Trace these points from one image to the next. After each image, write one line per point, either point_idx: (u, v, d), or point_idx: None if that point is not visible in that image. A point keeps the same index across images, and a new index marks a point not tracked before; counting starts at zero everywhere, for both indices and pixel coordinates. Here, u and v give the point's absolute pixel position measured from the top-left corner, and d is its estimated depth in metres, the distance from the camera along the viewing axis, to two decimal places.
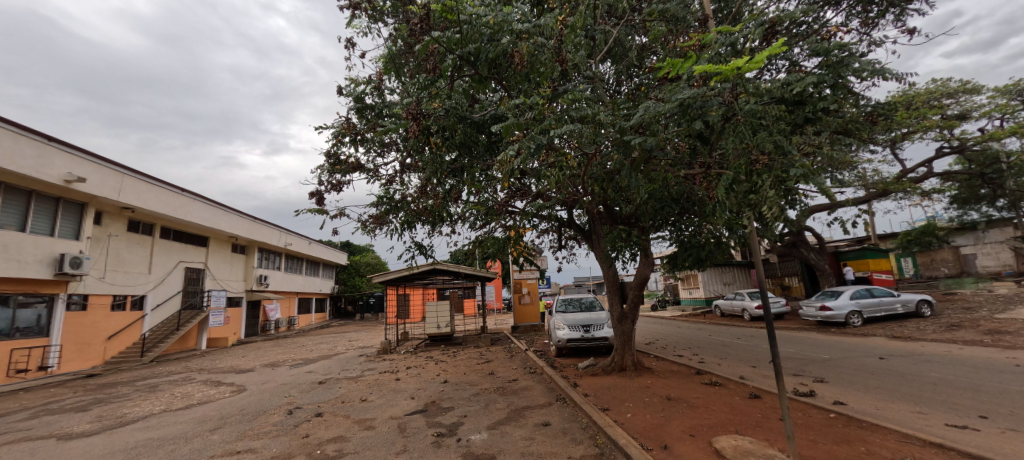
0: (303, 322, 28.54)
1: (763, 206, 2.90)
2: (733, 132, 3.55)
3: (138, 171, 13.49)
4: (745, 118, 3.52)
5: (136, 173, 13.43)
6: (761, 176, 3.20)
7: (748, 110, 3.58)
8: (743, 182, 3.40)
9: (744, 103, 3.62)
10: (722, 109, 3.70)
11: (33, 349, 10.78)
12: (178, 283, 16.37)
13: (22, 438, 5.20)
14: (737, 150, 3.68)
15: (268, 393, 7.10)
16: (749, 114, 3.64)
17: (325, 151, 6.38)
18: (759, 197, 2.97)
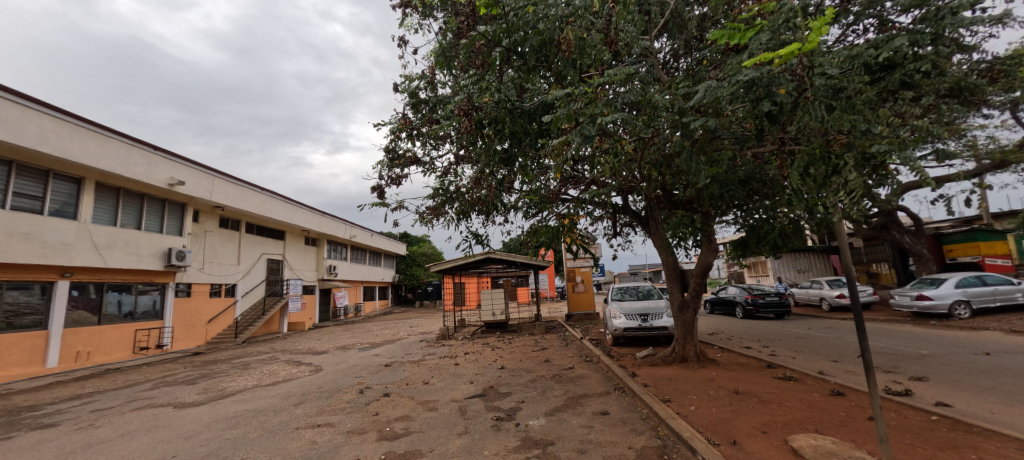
0: (369, 309, 30.67)
1: (844, 187, 2.64)
2: (806, 109, 3.24)
3: (224, 173, 15.01)
4: (820, 94, 3.22)
5: (224, 175, 14.99)
6: (837, 157, 2.91)
7: (823, 84, 3.25)
8: (818, 163, 3.14)
9: (818, 77, 3.30)
10: (793, 85, 3.40)
11: (151, 329, 12.60)
12: (262, 273, 18.23)
13: (148, 405, 6.10)
14: (813, 129, 3.36)
15: (342, 373, 7.70)
16: (824, 86, 3.32)
17: (385, 146, 6.61)
18: (836, 178, 2.71)
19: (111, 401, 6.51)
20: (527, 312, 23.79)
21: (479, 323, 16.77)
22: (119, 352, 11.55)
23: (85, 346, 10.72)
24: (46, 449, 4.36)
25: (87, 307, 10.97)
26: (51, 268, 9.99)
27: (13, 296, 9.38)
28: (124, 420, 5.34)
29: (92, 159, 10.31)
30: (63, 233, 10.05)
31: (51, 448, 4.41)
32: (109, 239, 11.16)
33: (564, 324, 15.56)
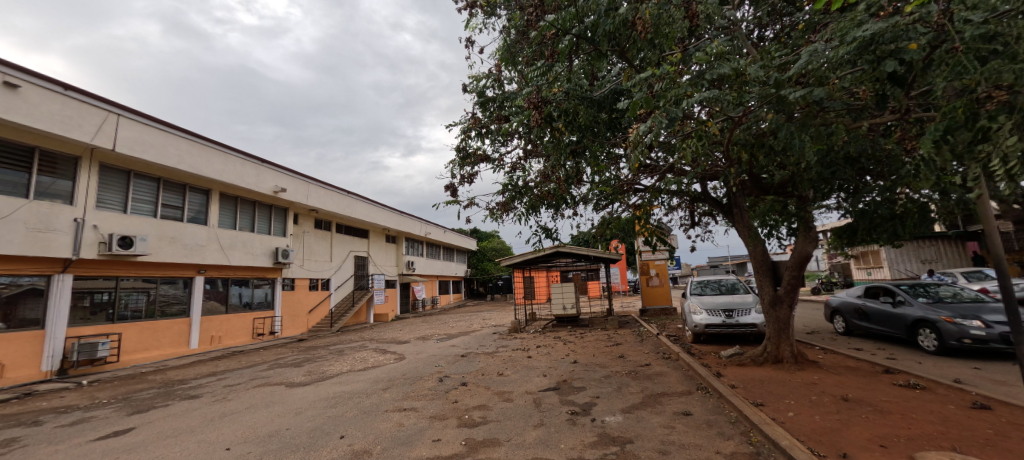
0: (444, 302, 32.29)
1: (999, 155, 2.17)
2: (946, 66, 2.71)
3: (317, 180, 16.74)
4: (966, 46, 2.69)
5: (317, 182, 16.71)
6: (990, 119, 2.41)
7: (971, 34, 2.70)
8: (963, 129, 2.63)
9: (961, 27, 2.75)
10: (927, 39, 2.87)
11: (265, 318, 14.54)
12: (351, 269, 20.08)
13: (265, 384, 7.03)
14: (954, 88, 2.82)
15: (423, 362, 8.18)
16: (970, 36, 2.76)
17: (455, 145, 6.83)
18: (992, 144, 2.24)
19: (238, 378, 7.62)
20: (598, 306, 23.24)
21: (549, 317, 16.78)
22: (241, 337, 13.52)
23: (217, 331, 12.72)
24: (193, 416, 5.23)
25: (217, 298, 12.93)
26: (189, 266, 11.91)
27: (165, 290, 11.39)
28: (248, 395, 6.21)
29: (215, 174, 12.13)
30: (198, 236, 11.96)
31: (196, 415, 5.27)
32: (231, 241, 13.04)
33: (638, 319, 14.95)
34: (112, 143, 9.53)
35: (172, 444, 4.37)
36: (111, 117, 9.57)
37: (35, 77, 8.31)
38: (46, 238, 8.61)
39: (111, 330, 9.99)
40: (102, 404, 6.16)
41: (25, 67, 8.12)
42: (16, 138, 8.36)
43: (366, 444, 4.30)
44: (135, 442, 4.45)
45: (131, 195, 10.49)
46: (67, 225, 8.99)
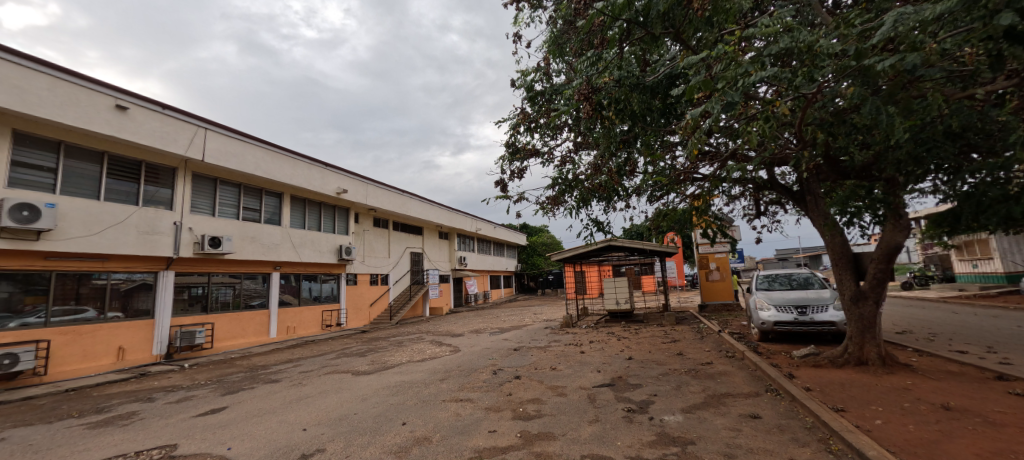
0: (496, 296, 32.88)
1: None
2: None
3: (375, 180, 17.64)
4: None
5: (375, 182, 17.64)
6: None
7: None
8: None
9: None
10: None
11: (332, 310, 15.68)
12: (407, 264, 21.05)
13: (335, 371, 7.59)
14: None
15: (477, 354, 8.38)
16: None
17: (505, 141, 6.88)
18: None
19: (311, 365, 8.30)
20: (652, 301, 22.44)
21: (602, 313, 16.47)
22: (312, 327, 14.68)
23: (292, 322, 13.96)
24: (274, 399, 5.77)
25: (291, 292, 14.13)
26: (266, 263, 13.12)
27: (247, 284, 12.64)
28: (320, 381, 6.73)
29: (286, 178, 13.22)
30: (274, 236, 13.13)
31: (277, 398, 5.82)
32: (301, 239, 14.16)
33: (697, 315, 14.22)
34: (201, 155, 10.72)
35: (258, 422, 4.85)
36: (200, 131, 10.74)
37: (139, 100, 9.55)
38: (153, 239, 9.90)
39: (205, 319, 11.29)
40: (201, 385, 7.00)
41: (131, 92, 9.36)
42: (127, 154, 9.66)
43: (425, 431, 4.49)
44: (229, 419, 5.00)
45: (218, 200, 11.75)
46: (168, 227, 10.27)
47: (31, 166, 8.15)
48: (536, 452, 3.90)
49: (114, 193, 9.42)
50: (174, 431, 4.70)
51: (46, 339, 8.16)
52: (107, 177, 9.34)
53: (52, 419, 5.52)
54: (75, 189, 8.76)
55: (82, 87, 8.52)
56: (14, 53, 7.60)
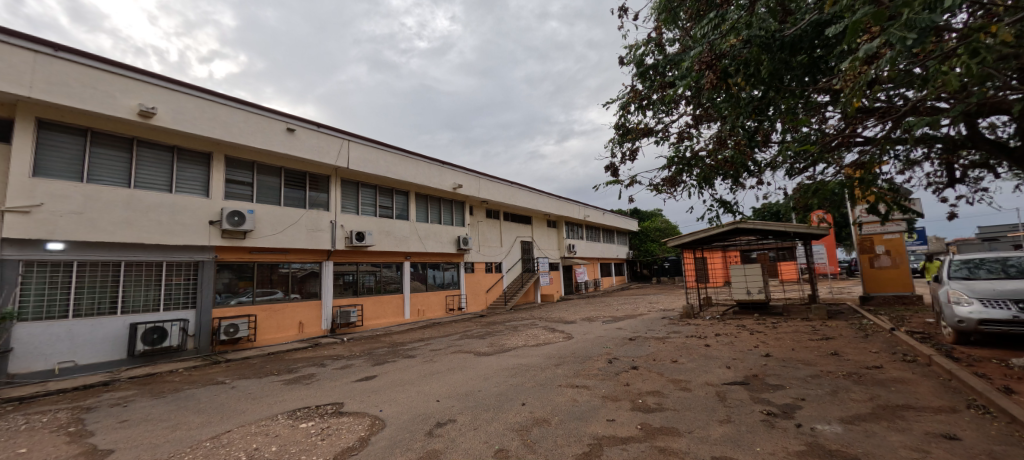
0: (606, 284, 32.23)
1: None
2: None
3: (485, 173, 18.61)
4: None
5: (485, 175, 18.61)
6: None
7: None
8: None
9: None
10: None
11: (454, 295, 17.23)
12: (518, 252, 21.93)
13: (460, 350, 8.35)
14: None
15: (590, 342, 8.33)
16: None
17: (614, 122, 6.60)
18: None
19: (440, 345, 9.26)
20: (795, 291, 19.33)
21: (731, 303, 14.86)
22: (438, 311, 16.35)
23: (422, 305, 15.75)
24: (412, 372, 6.59)
25: (420, 278, 15.91)
26: (398, 253, 14.97)
27: (386, 272, 14.61)
28: (447, 359, 7.46)
29: (411, 178, 14.80)
30: (404, 229, 14.90)
31: (414, 371, 6.63)
32: (425, 232, 15.81)
33: (858, 309, 11.88)
34: (345, 163, 12.65)
35: (400, 391, 5.59)
36: (344, 143, 12.68)
37: (301, 122, 11.68)
38: (317, 235, 12.09)
39: (357, 301, 13.45)
40: (356, 356, 8.37)
41: (296, 116, 11.51)
42: (296, 168, 11.95)
43: (544, 413, 4.63)
44: (377, 386, 5.88)
45: (360, 201, 13.76)
46: (326, 225, 12.41)
47: (237, 182, 10.65)
48: (659, 446, 3.71)
49: (289, 200, 11.76)
50: (340, 392, 5.70)
51: (253, 314, 10.67)
52: (284, 187, 11.68)
53: (260, 375, 7.20)
54: (264, 199, 11.17)
55: (265, 116, 10.77)
56: (224, 98, 10.04)
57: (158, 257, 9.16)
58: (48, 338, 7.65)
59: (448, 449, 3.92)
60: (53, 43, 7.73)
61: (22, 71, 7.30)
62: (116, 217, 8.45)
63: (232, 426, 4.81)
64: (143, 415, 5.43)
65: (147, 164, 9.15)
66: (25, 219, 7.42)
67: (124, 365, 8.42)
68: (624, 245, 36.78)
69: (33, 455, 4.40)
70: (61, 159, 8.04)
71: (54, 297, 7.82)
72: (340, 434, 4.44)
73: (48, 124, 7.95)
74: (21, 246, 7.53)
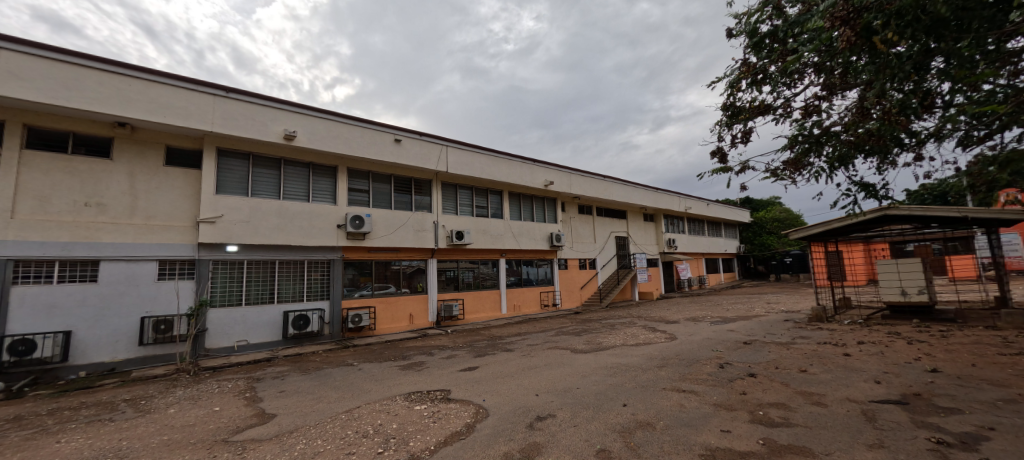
0: (713, 281, 29.55)
1: None
2: None
3: (575, 168, 18.38)
4: None
5: (575, 170, 18.39)
6: None
7: None
8: None
9: None
10: None
11: (548, 291, 17.44)
12: (613, 248, 21.31)
13: (556, 346, 8.42)
14: None
15: (697, 344, 7.73)
16: None
17: (722, 103, 5.99)
18: None
19: (536, 340, 9.46)
20: (975, 291, 15.38)
21: (878, 305, 12.43)
22: (532, 306, 16.73)
23: (518, 300, 16.26)
24: (511, 365, 6.85)
25: (515, 275, 16.42)
26: (494, 251, 15.65)
27: (483, 269, 15.37)
28: (545, 354, 7.57)
29: (504, 177, 15.31)
30: (499, 227, 15.51)
31: (513, 365, 6.88)
32: (519, 229, 16.25)
33: None
34: (444, 167, 13.59)
35: (501, 383, 5.84)
36: (443, 149, 13.64)
37: (406, 133, 12.88)
38: (422, 235, 13.24)
39: (458, 295, 14.41)
40: (459, 347, 8.96)
41: (402, 127, 12.72)
42: (403, 174, 13.22)
43: (647, 416, 4.41)
44: (481, 376, 6.23)
45: (458, 202, 14.70)
46: (430, 225, 13.51)
47: (357, 190, 12.16)
48: None
49: (398, 204, 13.06)
50: (447, 380, 6.17)
51: (373, 306, 12.12)
52: (394, 192, 13.00)
53: (380, 359, 8.14)
54: (378, 203, 12.58)
55: (377, 130, 12.12)
56: (345, 117, 11.56)
57: (302, 256, 10.93)
58: (230, 321, 9.67)
59: (549, 443, 3.97)
60: (224, 87, 9.71)
61: (205, 111, 9.31)
62: (271, 223, 10.29)
63: (360, 403, 5.53)
64: (295, 387, 6.55)
65: (291, 179, 10.98)
66: (212, 227, 9.47)
67: (279, 346, 10.26)
68: (732, 238, 33.15)
69: (224, 412, 5.61)
70: (234, 179, 10.06)
71: (232, 288, 9.84)
72: (449, 418, 4.80)
73: (224, 151, 10.01)
74: (211, 248, 9.61)
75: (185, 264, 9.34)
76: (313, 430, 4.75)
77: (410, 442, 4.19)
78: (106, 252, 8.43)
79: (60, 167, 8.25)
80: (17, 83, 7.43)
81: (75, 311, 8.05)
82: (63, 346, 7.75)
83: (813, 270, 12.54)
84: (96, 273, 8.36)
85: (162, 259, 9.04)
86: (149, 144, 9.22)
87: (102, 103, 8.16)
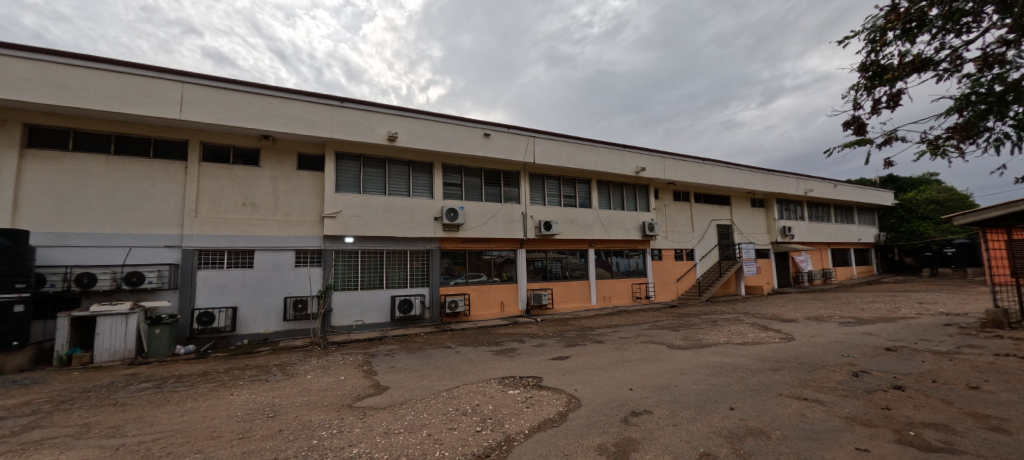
0: (841, 275, 25.41)
1: None
2: None
3: (669, 152, 17.17)
4: None
5: (668, 154, 17.18)
6: None
7: None
8: None
9: None
10: None
11: (640, 283, 16.73)
12: (714, 238, 19.56)
13: (650, 340, 8.08)
14: None
15: (821, 347, 6.76)
16: None
17: (860, 63, 5.07)
18: None
19: (629, 333, 9.16)
20: None
21: None
22: (624, 298, 16.21)
23: (608, 292, 15.90)
24: (603, 357, 6.74)
25: (604, 266, 16.04)
26: (583, 241, 15.46)
27: (571, 259, 15.29)
28: (638, 348, 7.31)
29: (591, 165, 14.96)
30: (587, 217, 15.26)
31: (605, 357, 6.76)
32: (608, 219, 15.79)
33: None
34: (531, 158, 13.76)
35: (593, 374, 5.80)
36: (529, 140, 13.80)
37: (494, 127, 13.29)
38: (511, 225, 13.62)
39: (547, 285, 14.57)
40: (549, 336, 9.09)
41: (490, 122, 13.15)
42: (492, 167, 13.71)
43: (760, 423, 4.00)
44: (572, 366, 6.25)
45: (546, 193, 14.80)
46: (518, 216, 13.83)
47: (450, 184, 12.96)
48: None
49: (488, 196, 13.61)
50: (539, 367, 6.32)
51: (467, 294, 12.89)
52: (484, 185, 13.57)
53: (474, 344, 8.65)
54: (470, 196, 13.26)
55: (467, 126, 12.72)
56: (438, 116, 12.34)
57: (405, 246, 12.04)
58: (349, 303, 11.10)
59: (646, 440, 3.83)
60: (339, 97, 11.02)
61: (326, 120, 10.69)
62: (379, 217, 11.49)
63: (459, 383, 5.96)
64: (403, 364, 7.31)
65: (394, 177, 12.10)
66: (334, 222, 10.92)
67: (388, 327, 11.48)
68: (868, 225, 27.88)
69: (348, 382, 6.50)
70: (349, 178, 11.44)
71: (350, 275, 11.27)
72: (542, 405, 4.92)
73: (341, 155, 11.42)
74: (333, 239, 11.08)
75: (313, 253, 10.93)
76: (419, 404, 5.26)
77: (505, 424, 4.40)
78: (258, 243, 10.26)
79: (225, 174, 10.21)
80: (195, 109, 9.34)
81: (239, 291, 9.96)
82: (231, 319, 9.72)
83: (990, 264, 10.03)
84: (251, 260, 10.23)
85: (297, 249, 10.69)
86: (285, 152, 10.92)
87: (253, 120, 9.89)
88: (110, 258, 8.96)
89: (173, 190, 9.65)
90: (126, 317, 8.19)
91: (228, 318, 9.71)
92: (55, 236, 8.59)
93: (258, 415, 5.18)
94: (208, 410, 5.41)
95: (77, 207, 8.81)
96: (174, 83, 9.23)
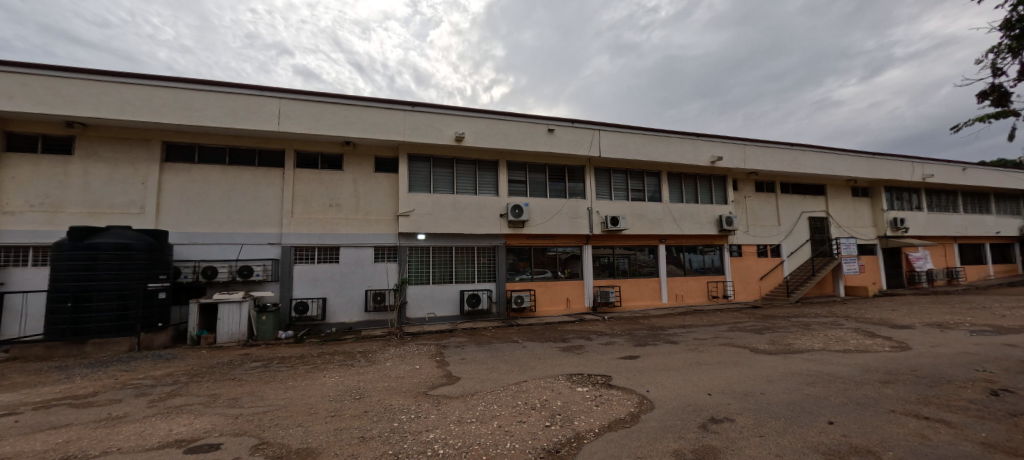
0: (970, 275, 21.46)
1: None
2: None
3: (749, 138, 15.74)
4: None
5: (748, 141, 15.76)
6: None
7: None
8: None
9: None
10: None
11: (717, 282, 15.66)
12: (805, 232, 17.64)
13: (731, 343, 7.53)
14: None
15: (947, 359, 5.81)
16: None
17: (1002, 20, 4.24)
18: None
19: (705, 334, 8.62)
20: None
21: None
22: (698, 297, 15.28)
23: (681, 290, 15.09)
24: (677, 359, 6.44)
25: (675, 262, 15.23)
26: (652, 237, 14.80)
27: (639, 256, 14.73)
28: (716, 350, 6.86)
29: (661, 157, 14.23)
30: (657, 211, 14.57)
31: (679, 359, 6.45)
32: (680, 213, 14.93)
33: None
34: (597, 152, 13.45)
35: (666, 375, 5.57)
36: (594, 133, 13.48)
37: (558, 122, 13.17)
38: (576, 221, 13.46)
39: (615, 282, 14.20)
40: (618, 334, 8.87)
41: (553, 117, 13.07)
42: (556, 162, 13.64)
43: (867, 442, 3.56)
44: (643, 366, 6.06)
45: (612, 187, 14.39)
46: (583, 212, 13.62)
47: (515, 181, 13.14)
48: None
49: (553, 192, 13.57)
50: (608, 366, 6.21)
51: (532, 289, 13.02)
52: (548, 181, 13.57)
53: (541, 340, 8.73)
54: (535, 193, 13.34)
55: (531, 123, 12.76)
56: (502, 114, 12.54)
57: (473, 243, 12.46)
58: (422, 296, 11.80)
59: (728, 449, 3.61)
60: (411, 102, 11.65)
61: (400, 125, 11.39)
62: (448, 215, 12.01)
63: (527, 377, 6.07)
64: (472, 356, 7.61)
65: (461, 176, 12.56)
66: (407, 220, 11.63)
67: (457, 320, 12.00)
68: (1009, 214, 23.17)
69: (423, 370, 6.93)
70: (420, 179, 12.11)
71: (423, 270, 11.96)
72: (612, 404, 4.84)
73: (413, 156, 12.10)
74: (407, 237, 11.80)
75: (390, 249, 11.75)
76: (490, 395, 5.45)
77: (574, 421, 4.41)
78: (343, 240, 11.28)
79: (314, 178, 11.34)
80: (289, 121, 10.48)
81: (328, 284, 11.05)
82: (322, 308, 10.83)
83: None
84: (337, 256, 11.28)
85: (375, 246, 11.58)
86: (364, 156, 11.84)
87: (337, 129, 10.84)
88: (226, 253, 10.43)
89: (274, 193, 10.95)
90: (239, 304, 9.46)
91: (320, 308, 10.82)
92: (186, 234, 10.20)
93: (347, 396, 5.74)
94: (306, 389, 6.11)
95: (201, 210, 10.37)
96: (273, 100, 10.43)
